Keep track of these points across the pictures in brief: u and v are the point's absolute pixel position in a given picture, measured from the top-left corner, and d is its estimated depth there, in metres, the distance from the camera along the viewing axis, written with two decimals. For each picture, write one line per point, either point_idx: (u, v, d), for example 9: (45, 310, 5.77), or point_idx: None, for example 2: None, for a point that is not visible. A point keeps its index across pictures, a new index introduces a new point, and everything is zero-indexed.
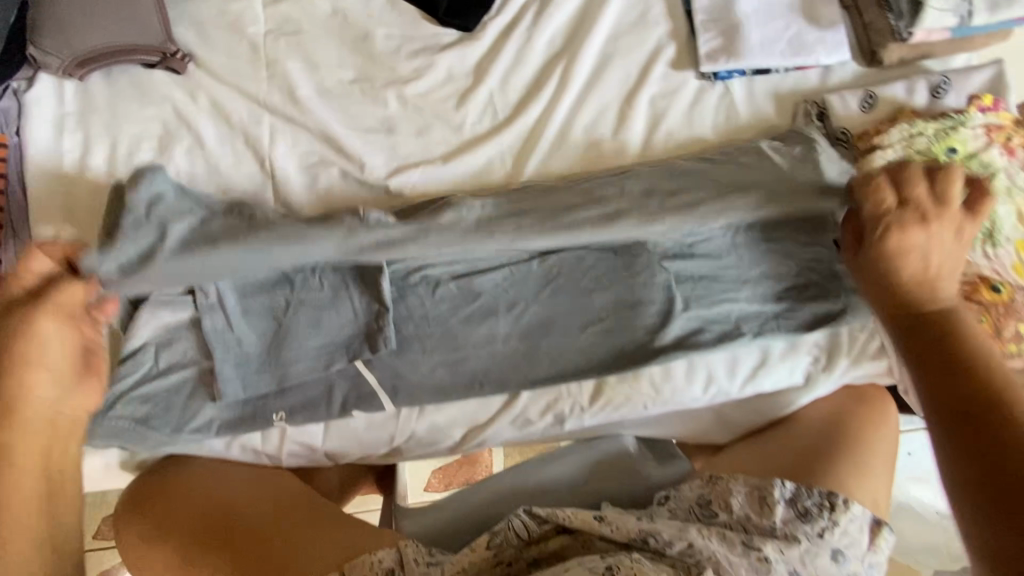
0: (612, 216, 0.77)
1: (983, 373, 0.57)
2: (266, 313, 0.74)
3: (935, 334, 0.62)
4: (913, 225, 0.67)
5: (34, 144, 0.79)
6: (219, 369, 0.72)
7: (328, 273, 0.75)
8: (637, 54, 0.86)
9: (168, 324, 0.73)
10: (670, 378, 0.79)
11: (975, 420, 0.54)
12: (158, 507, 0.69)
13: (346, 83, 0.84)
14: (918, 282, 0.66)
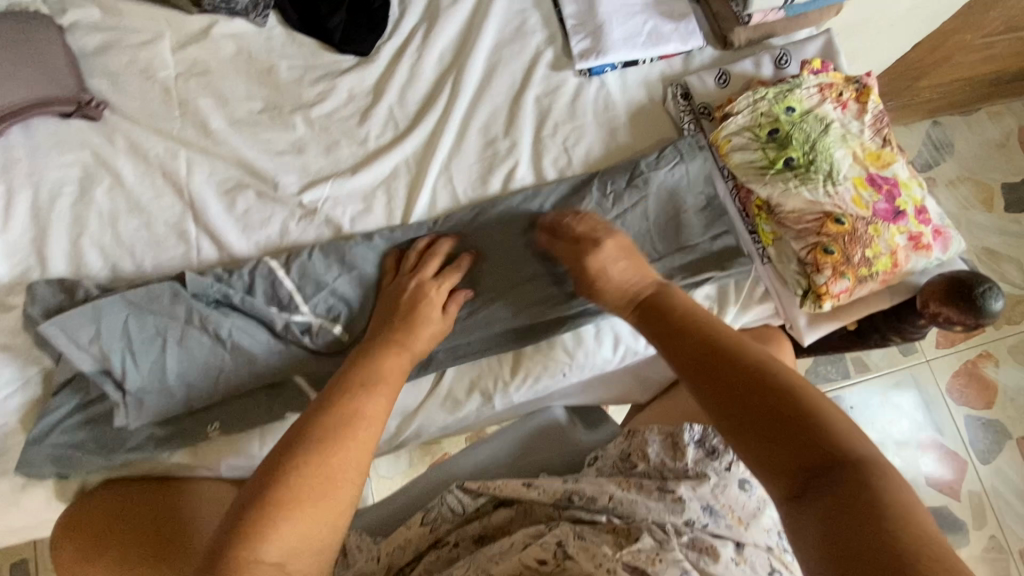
0: (505, 206, 0.87)
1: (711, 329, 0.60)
2: (183, 348, 0.76)
3: (678, 330, 0.62)
4: (624, 242, 0.75)
5: None
6: (137, 411, 0.74)
7: (245, 303, 0.79)
8: (519, 60, 0.96)
9: (80, 350, 0.73)
10: (582, 344, 0.86)
11: (721, 381, 0.54)
12: (92, 527, 0.72)
13: (256, 113, 0.92)
14: (664, 285, 0.70)
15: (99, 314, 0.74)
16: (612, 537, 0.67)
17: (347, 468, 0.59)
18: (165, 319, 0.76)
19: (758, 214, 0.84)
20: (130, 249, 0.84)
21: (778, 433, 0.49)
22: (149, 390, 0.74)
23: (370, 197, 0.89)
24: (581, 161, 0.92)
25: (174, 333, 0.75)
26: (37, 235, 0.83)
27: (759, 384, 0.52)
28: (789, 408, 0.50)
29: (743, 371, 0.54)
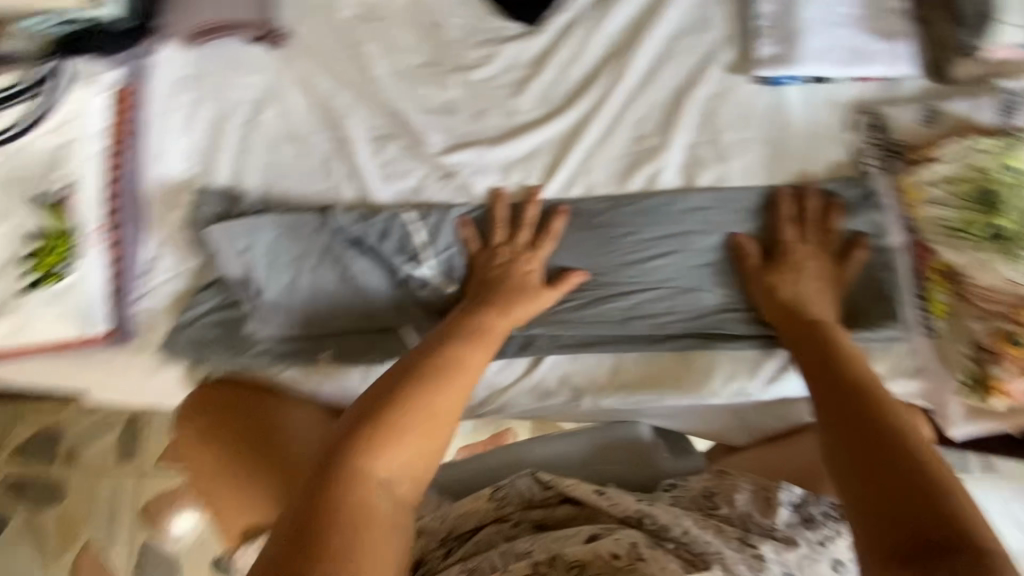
0: (644, 207, 0.82)
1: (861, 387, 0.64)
2: (315, 276, 0.81)
3: (834, 374, 0.67)
4: (795, 266, 0.78)
5: (153, 99, 0.91)
6: (266, 322, 0.80)
7: (375, 247, 0.82)
8: (692, 56, 0.89)
9: (231, 256, 0.80)
10: (690, 370, 0.81)
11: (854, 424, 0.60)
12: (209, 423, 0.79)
13: (416, 67, 0.92)
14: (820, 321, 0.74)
15: (250, 229, 0.80)
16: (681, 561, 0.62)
17: (447, 403, 0.65)
18: (305, 248, 0.81)
19: (935, 279, 0.77)
20: (283, 174, 0.89)
21: (911, 497, 0.52)
22: (277, 307, 0.80)
23: (507, 170, 0.87)
24: (736, 178, 0.85)
25: (312, 260, 0.81)
26: (209, 146, 0.91)
27: (897, 451, 0.56)
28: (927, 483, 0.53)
29: (879, 436, 0.58)
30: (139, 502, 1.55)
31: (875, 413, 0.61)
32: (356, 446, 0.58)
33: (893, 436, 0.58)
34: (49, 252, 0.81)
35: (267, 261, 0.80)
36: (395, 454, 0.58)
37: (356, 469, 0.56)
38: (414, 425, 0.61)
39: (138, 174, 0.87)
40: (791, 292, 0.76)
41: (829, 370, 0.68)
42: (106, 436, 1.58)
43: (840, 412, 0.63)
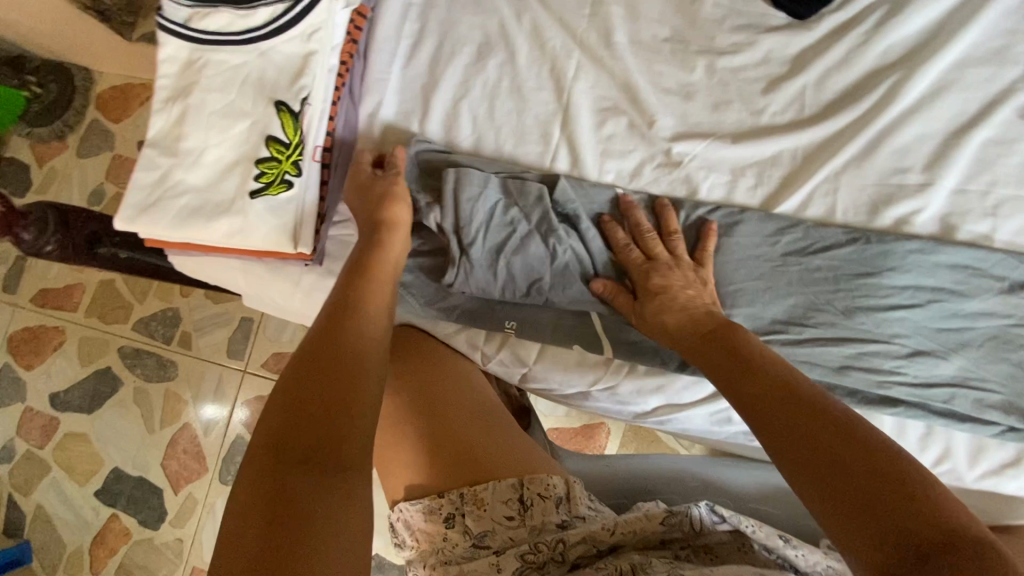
0: (891, 252, 0.74)
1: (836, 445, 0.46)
2: (522, 244, 0.78)
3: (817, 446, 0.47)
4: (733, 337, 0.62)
5: (382, 23, 0.88)
6: (463, 278, 0.78)
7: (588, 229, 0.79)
8: (983, 89, 0.78)
9: (448, 206, 0.77)
10: (901, 436, 0.75)
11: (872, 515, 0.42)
12: (398, 376, 0.81)
13: (660, 41, 0.85)
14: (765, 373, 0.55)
15: (476, 180, 0.77)
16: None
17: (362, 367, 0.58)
18: (523, 212, 0.78)
19: None
20: (498, 128, 0.85)
21: (836, 466, 0.45)
22: (481, 265, 0.78)
23: (740, 173, 0.80)
24: (1005, 239, 0.75)
25: (523, 228, 0.78)
26: (429, 82, 0.87)
27: (828, 425, 0.48)
28: (880, 463, 0.44)
29: (832, 420, 0.48)
30: (239, 397, 1.55)
31: (807, 403, 0.50)
32: (296, 385, 0.55)
33: (810, 407, 0.50)
34: (283, 167, 0.76)
35: (482, 216, 0.77)
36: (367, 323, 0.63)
37: (337, 340, 0.59)
38: (365, 309, 0.64)
39: (357, 99, 0.86)
40: (749, 360, 0.58)
41: (781, 407, 0.51)
42: (221, 330, 1.58)
43: (758, 412, 0.52)
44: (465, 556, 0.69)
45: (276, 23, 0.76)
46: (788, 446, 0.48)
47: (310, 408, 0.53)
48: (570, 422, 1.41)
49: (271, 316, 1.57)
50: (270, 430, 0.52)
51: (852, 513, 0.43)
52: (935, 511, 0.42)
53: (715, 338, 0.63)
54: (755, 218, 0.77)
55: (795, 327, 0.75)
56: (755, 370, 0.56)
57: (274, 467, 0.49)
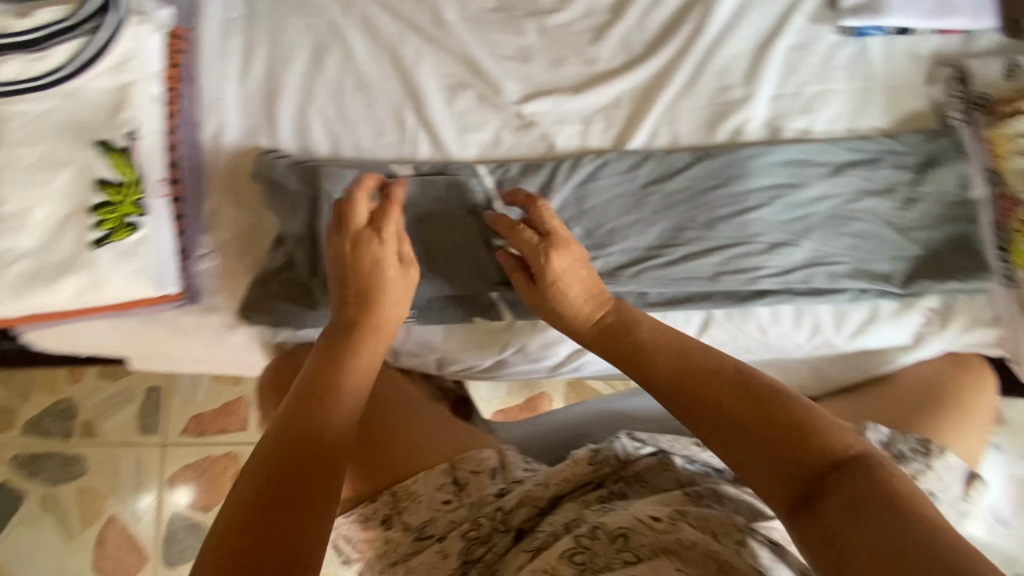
0: (732, 162, 0.81)
1: (737, 400, 0.56)
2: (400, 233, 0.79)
3: (725, 400, 0.56)
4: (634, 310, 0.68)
5: (205, 41, 0.84)
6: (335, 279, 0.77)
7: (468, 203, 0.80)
8: (777, 3, 0.87)
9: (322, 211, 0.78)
10: (778, 322, 0.82)
11: (764, 438, 0.54)
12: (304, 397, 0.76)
13: (489, 11, 0.88)
14: (669, 353, 0.61)
15: (345, 195, 0.78)
16: (748, 512, 0.67)
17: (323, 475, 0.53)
18: (407, 222, 0.79)
19: (1019, 229, 0.76)
20: (352, 125, 0.84)
21: (753, 407, 0.55)
22: None
23: (591, 121, 0.85)
24: (822, 131, 0.84)
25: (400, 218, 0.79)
26: (269, 93, 0.84)
27: (722, 386, 0.57)
28: (778, 416, 0.55)
29: (728, 379, 0.57)
30: (165, 473, 1.44)
31: (707, 370, 0.59)
32: (292, 436, 0.55)
33: (729, 385, 0.57)
34: (123, 209, 0.71)
35: None
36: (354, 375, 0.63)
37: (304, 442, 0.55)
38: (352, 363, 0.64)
39: (195, 124, 0.82)
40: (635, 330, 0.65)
41: (692, 376, 0.59)
42: (126, 408, 1.45)
43: (700, 416, 0.57)
44: (412, 552, 0.69)
45: (79, 61, 0.72)
46: (711, 423, 0.56)
47: (286, 476, 0.52)
48: (510, 400, 1.43)
49: (180, 377, 1.47)
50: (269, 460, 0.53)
51: (770, 455, 0.53)
52: (820, 442, 0.53)
53: (612, 329, 0.66)
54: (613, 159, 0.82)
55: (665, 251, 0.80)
56: (651, 350, 0.62)
57: (258, 511, 0.49)
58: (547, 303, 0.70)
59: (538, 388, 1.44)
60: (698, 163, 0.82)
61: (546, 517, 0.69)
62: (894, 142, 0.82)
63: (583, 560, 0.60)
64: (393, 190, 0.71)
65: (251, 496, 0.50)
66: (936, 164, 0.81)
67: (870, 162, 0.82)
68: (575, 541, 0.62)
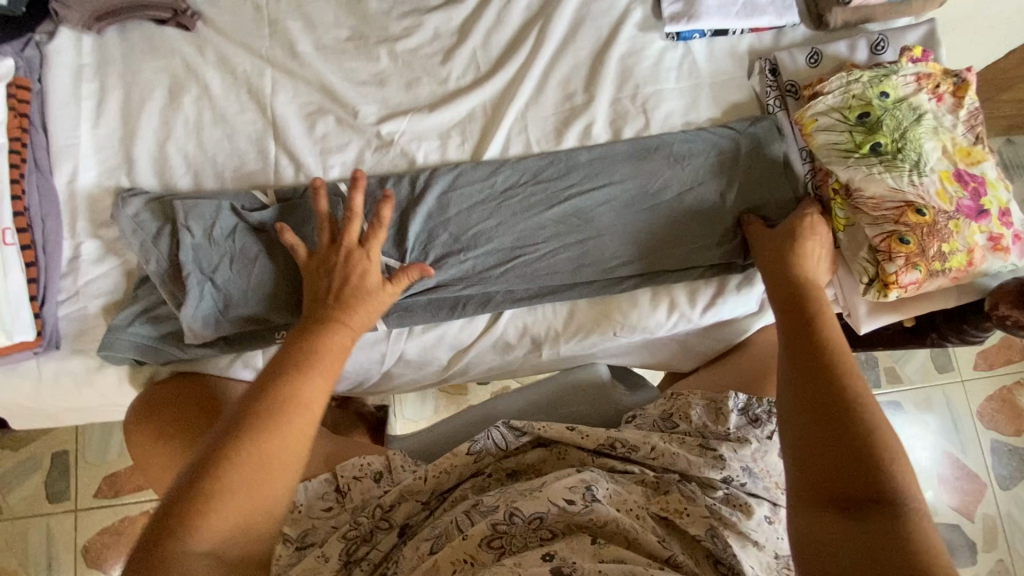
0: (578, 162, 0.87)
1: (853, 411, 0.58)
2: (261, 257, 0.79)
3: (843, 416, 0.58)
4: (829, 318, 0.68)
5: (55, 90, 0.85)
6: (193, 307, 0.76)
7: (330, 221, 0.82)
8: (608, 16, 0.95)
9: (179, 243, 0.78)
10: (637, 305, 0.87)
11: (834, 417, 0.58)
12: (170, 427, 0.73)
13: (342, 41, 0.92)
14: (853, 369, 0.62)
15: (202, 224, 0.78)
16: (643, 489, 0.72)
17: (262, 486, 0.56)
18: (269, 244, 0.80)
19: (833, 197, 0.83)
20: (212, 158, 0.86)
21: (832, 416, 0.59)
22: (231, 289, 0.78)
23: (447, 135, 0.90)
24: (660, 126, 0.91)
25: (256, 242, 0.79)
26: (126, 135, 0.85)
27: (851, 399, 0.59)
28: (857, 433, 0.57)
29: (863, 395, 0.60)
30: (78, 542, 1.36)
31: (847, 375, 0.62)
32: (234, 439, 0.56)
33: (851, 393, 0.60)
34: None
35: (218, 264, 0.78)
36: (299, 421, 0.59)
37: (245, 451, 0.56)
38: (298, 406, 0.60)
39: (48, 171, 0.82)
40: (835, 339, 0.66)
41: (825, 379, 0.62)
42: (32, 478, 1.38)
43: (800, 402, 0.62)
44: (292, 562, 0.69)
45: None
46: (805, 401, 0.61)
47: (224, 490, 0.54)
48: (437, 418, 1.44)
49: (89, 438, 1.40)
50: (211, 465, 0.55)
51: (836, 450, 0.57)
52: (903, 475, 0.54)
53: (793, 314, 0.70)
54: (466, 168, 0.87)
55: (527, 249, 0.85)
56: (804, 335, 0.67)
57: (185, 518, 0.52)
58: (344, 290, 0.70)
59: (463, 401, 1.46)
60: (547, 164, 0.87)
61: (445, 512, 0.72)
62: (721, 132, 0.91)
63: (501, 544, 0.66)
64: (319, 201, 0.75)
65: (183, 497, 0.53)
66: (763, 144, 0.88)
67: None
68: (493, 528, 0.67)
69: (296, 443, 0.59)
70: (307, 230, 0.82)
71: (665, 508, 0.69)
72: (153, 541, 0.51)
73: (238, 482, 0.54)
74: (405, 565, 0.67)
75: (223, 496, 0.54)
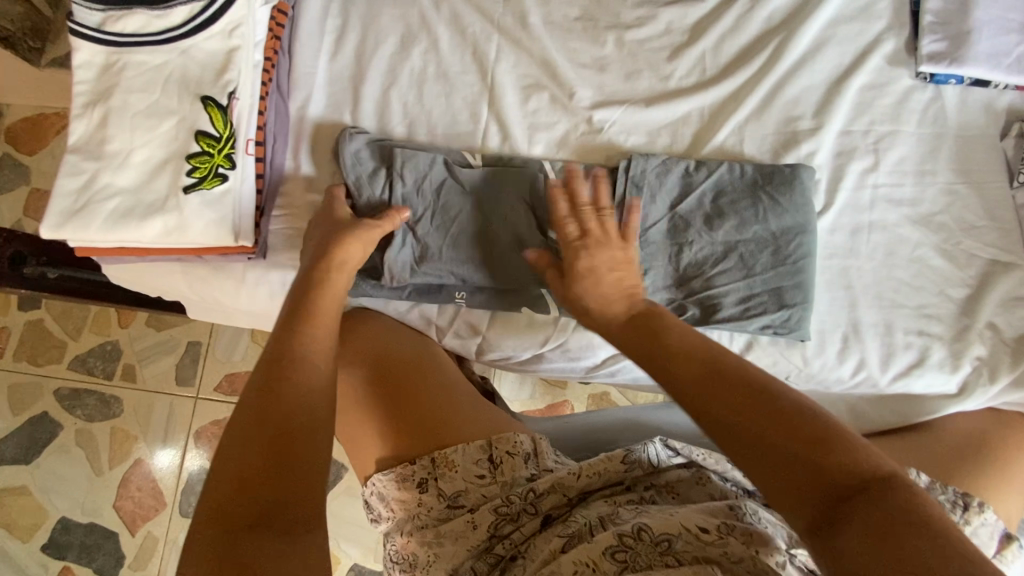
0: (795, 186, 0.80)
1: (739, 412, 0.52)
2: (460, 218, 0.81)
3: (737, 421, 0.52)
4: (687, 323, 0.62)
5: (304, 19, 0.90)
6: (393, 251, 0.80)
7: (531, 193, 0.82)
8: (855, 43, 0.88)
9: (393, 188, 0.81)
10: (821, 354, 0.81)
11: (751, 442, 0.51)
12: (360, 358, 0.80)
13: (571, 20, 0.91)
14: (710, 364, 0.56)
15: (416, 175, 0.81)
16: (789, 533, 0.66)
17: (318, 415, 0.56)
18: (471, 205, 0.82)
19: None
20: (428, 112, 0.89)
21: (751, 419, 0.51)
22: (429, 243, 0.81)
23: (658, 135, 0.87)
24: (889, 172, 0.84)
25: (460, 202, 0.82)
26: (356, 74, 0.89)
27: (738, 397, 0.53)
28: (756, 432, 0.51)
29: (747, 393, 0.53)
30: (194, 426, 1.49)
31: (720, 369, 0.55)
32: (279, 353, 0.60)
33: (741, 385, 0.53)
34: (215, 160, 0.77)
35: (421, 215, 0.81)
36: (315, 337, 0.62)
37: (285, 368, 0.58)
38: (313, 316, 0.64)
39: (286, 93, 0.87)
40: (670, 326, 0.62)
41: (712, 384, 0.54)
42: (166, 358, 1.51)
43: (710, 413, 0.53)
44: (441, 518, 0.73)
45: (196, 21, 0.77)
46: (716, 418, 0.53)
47: (284, 403, 0.55)
48: (534, 403, 1.44)
49: (220, 336, 1.52)
50: (272, 385, 0.57)
51: (786, 462, 0.49)
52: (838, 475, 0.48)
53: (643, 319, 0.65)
54: (642, 180, 0.82)
55: (693, 281, 0.81)
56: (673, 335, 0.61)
57: (275, 430, 0.53)
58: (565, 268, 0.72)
59: (562, 395, 1.46)
60: (760, 181, 0.81)
61: (580, 511, 0.70)
62: (955, 193, 0.83)
63: (625, 558, 0.61)
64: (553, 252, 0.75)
65: (255, 418, 0.54)
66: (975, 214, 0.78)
67: (927, 209, 0.83)
68: (619, 539, 0.63)
69: (314, 357, 0.61)
70: (506, 200, 0.82)
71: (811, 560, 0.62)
72: (239, 451, 0.52)
73: (297, 401, 0.56)
74: (537, 554, 0.66)
75: (293, 416, 0.55)
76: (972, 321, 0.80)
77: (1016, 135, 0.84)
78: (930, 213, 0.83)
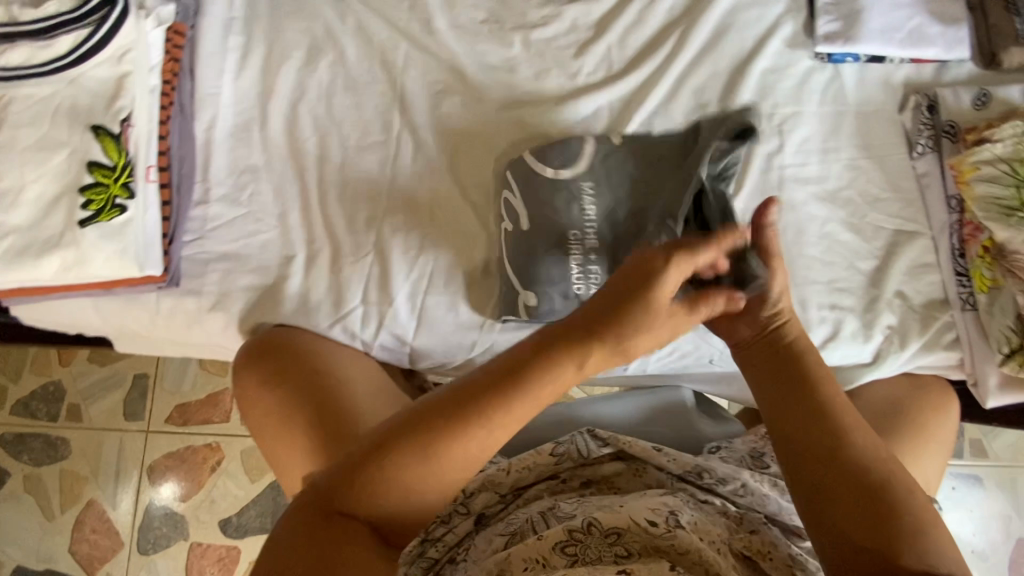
0: (713, 163, 0.80)
1: (831, 450, 0.59)
2: None
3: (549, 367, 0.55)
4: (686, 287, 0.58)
5: (205, 39, 0.89)
6: None
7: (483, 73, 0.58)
8: (755, 28, 0.90)
9: None
10: None
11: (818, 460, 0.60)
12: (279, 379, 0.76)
13: (478, 23, 0.91)
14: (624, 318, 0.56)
15: None
16: (726, 522, 0.68)
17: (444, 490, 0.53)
18: None
19: (981, 256, 0.80)
20: (339, 124, 0.88)
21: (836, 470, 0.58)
22: None
23: (570, 131, 0.88)
24: (794, 153, 0.86)
25: None
26: (263, 91, 0.88)
27: (814, 441, 0.60)
28: (834, 463, 0.59)
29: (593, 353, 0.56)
30: (146, 460, 1.44)
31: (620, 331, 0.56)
32: (389, 458, 0.51)
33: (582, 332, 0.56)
34: (112, 191, 0.75)
35: None
36: (476, 437, 0.52)
37: (419, 466, 0.51)
38: (504, 404, 0.53)
39: (189, 115, 0.85)
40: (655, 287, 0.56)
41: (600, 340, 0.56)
42: (113, 394, 1.47)
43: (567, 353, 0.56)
44: None
45: (81, 50, 0.75)
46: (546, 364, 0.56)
47: (390, 498, 0.51)
48: None
49: (168, 367, 1.48)
50: (384, 489, 0.51)
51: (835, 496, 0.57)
52: (874, 502, 0.56)
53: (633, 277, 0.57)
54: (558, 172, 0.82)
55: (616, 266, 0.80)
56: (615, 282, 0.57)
57: (344, 525, 0.49)
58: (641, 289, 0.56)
59: None
60: (678, 161, 0.80)
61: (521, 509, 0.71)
62: (858, 169, 0.86)
63: (575, 551, 0.62)
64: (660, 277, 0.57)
65: (349, 519, 0.50)
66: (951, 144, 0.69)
67: (832, 186, 0.86)
68: (568, 534, 0.63)
69: (467, 460, 0.53)
70: None
71: (749, 548, 0.66)
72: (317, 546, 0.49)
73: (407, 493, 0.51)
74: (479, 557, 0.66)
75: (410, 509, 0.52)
76: (880, 291, 0.82)
77: (911, 108, 0.87)
78: (836, 189, 0.86)
